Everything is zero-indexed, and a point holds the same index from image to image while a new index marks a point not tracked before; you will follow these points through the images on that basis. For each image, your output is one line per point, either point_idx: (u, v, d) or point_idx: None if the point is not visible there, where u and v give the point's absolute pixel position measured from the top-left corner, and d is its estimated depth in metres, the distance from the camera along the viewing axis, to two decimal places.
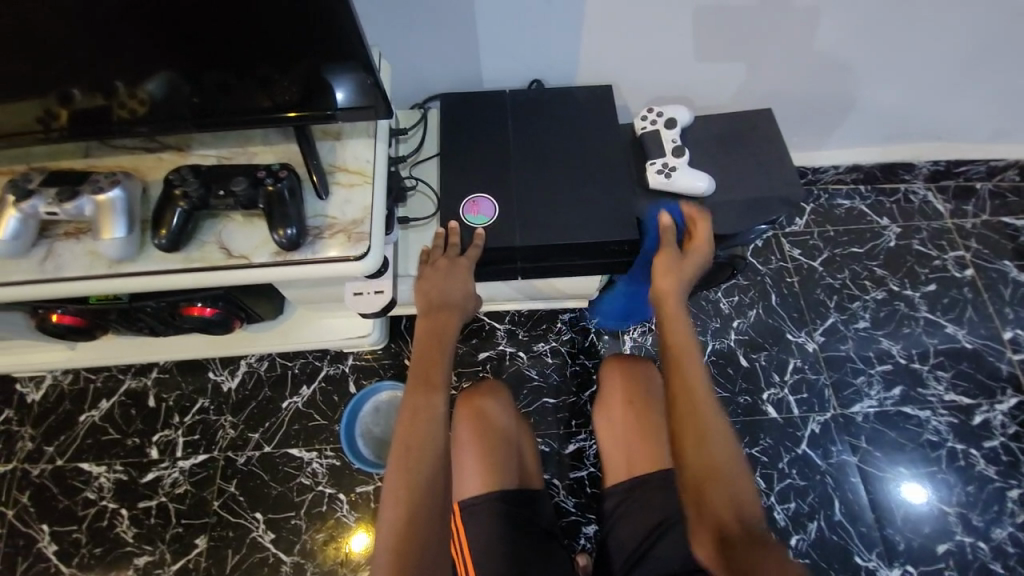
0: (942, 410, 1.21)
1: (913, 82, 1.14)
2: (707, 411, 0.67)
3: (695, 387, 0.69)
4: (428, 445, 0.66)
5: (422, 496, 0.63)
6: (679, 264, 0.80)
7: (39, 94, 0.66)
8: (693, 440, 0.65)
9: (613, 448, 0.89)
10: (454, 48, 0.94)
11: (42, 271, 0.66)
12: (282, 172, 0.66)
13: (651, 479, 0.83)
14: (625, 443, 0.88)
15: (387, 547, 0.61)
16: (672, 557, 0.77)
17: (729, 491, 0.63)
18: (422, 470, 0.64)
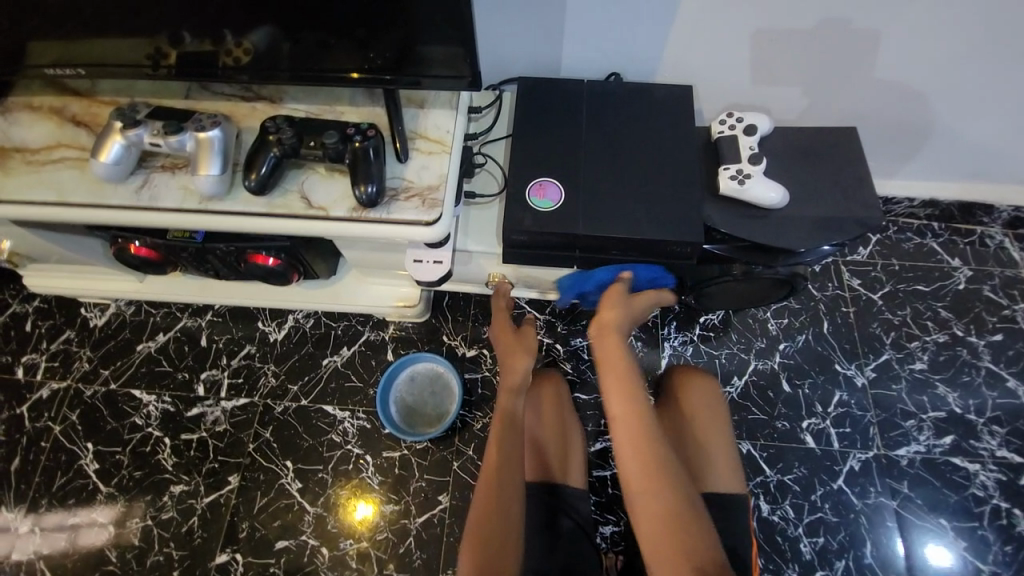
0: (993, 467, 1.14)
1: (1011, 119, 1.07)
2: (652, 454, 0.71)
3: (639, 430, 0.73)
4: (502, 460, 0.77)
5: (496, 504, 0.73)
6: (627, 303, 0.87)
7: (157, 33, 0.71)
8: (640, 486, 0.69)
9: None
10: (538, 33, 0.94)
11: (139, 199, 0.71)
12: (370, 131, 0.68)
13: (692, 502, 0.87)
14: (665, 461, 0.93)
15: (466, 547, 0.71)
16: None
17: (680, 532, 0.66)
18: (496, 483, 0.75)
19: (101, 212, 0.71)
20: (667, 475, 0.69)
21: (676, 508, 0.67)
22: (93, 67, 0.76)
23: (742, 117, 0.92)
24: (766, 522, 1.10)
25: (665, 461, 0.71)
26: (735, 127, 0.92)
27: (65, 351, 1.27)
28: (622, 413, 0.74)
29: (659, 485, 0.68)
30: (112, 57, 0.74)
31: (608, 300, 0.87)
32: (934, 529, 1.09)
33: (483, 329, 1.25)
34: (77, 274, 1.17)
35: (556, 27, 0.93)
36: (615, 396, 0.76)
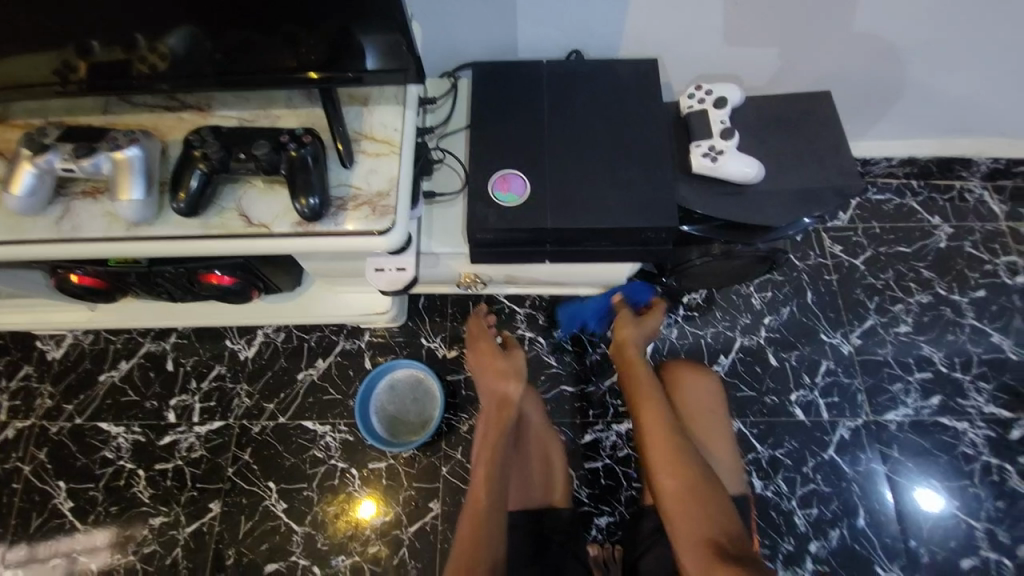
0: (980, 423, 1.14)
1: (987, 69, 1.04)
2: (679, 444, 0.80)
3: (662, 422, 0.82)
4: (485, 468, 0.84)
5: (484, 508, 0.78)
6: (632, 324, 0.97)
7: (55, 43, 0.63)
8: (669, 470, 0.77)
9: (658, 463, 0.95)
10: (489, 13, 0.88)
11: (59, 231, 0.64)
12: (306, 138, 0.62)
13: None
14: None
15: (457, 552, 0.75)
16: None
17: (706, 510, 0.74)
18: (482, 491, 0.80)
19: (19, 248, 0.65)
20: (691, 467, 0.77)
21: (701, 489, 0.76)
22: None
23: (711, 89, 0.87)
24: (759, 498, 1.10)
25: (687, 449, 0.79)
26: (704, 100, 0.87)
27: (25, 387, 1.21)
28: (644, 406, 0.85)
29: (681, 470, 0.77)
30: (10, 73, 0.66)
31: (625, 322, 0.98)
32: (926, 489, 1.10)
33: (462, 328, 1.21)
34: (24, 307, 1.10)
35: (508, 4, 0.86)
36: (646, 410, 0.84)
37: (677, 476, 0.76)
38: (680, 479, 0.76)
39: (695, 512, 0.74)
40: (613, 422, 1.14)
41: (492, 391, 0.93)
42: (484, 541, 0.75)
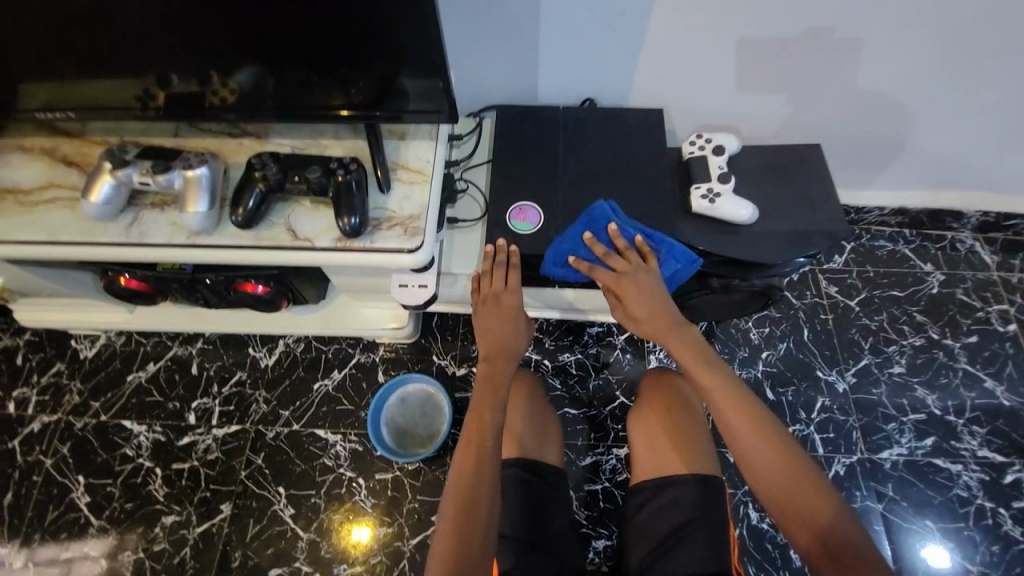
0: (974, 466, 1.17)
1: (968, 130, 1.13)
2: (770, 433, 0.72)
3: (754, 416, 0.74)
4: (481, 446, 0.74)
5: (472, 493, 0.70)
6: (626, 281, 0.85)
7: (145, 77, 0.74)
8: (760, 455, 0.71)
9: (642, 450, 0.93)
10: (514, 64, 0.99)
11: (129, 236, 0.73)
12: (352, 166, 0.70)
13: (680, 480, 0.86)
14: (653, 445, 0.92)
15: (442, 537, 0.69)
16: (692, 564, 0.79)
17: (811, 487, 0.68)
18: (479, 476, 0.72)
19: (92, 249, 0.73)
20: (779, 441, 0.72)
21: (796, 465, 0.70)
22: (83, 111, 0.79)
23: (712, 138, 0.96)
24: (755, 530, 1.11)
25: (780, 437, 0.72)
26: (706, 147, 0.96)
27: (56, 383, 1.28)
28: (722, 395, 0.76)
29: (777, 454, 0.71)
30: (101, 100, 0.77)
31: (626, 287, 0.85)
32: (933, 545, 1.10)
33: (472, 347, 1.27)
34: (68, 306, 1.19)
35: (531, 57, 0.97)
36: (740, 417, 0.74)
37: (770, 459, 0.71)
38: (749, 417, 0.74)
39: (787, 478, 0.69)
40: (613, 446, 1.18)
41: (494, 338, 0.85)
42: (482, 477, 0.72)
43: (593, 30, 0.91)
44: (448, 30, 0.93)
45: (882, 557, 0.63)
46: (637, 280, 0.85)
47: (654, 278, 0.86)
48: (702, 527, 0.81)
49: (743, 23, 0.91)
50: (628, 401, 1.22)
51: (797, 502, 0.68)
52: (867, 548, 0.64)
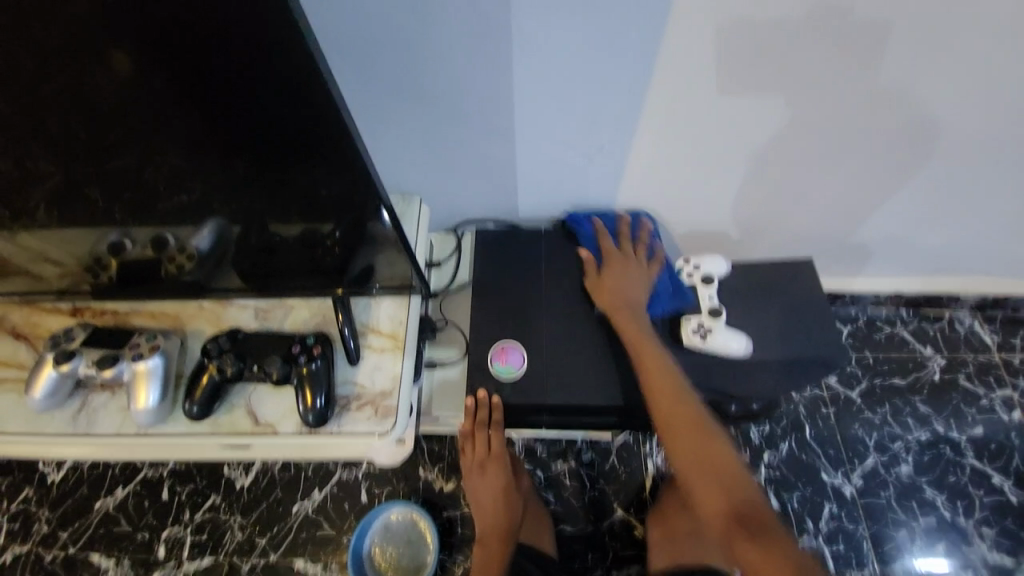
0: (991, 575, 1.11)
1: (960, 226, 1.10)
2: (701, 422, 0.76)
3: (684, 405, 0.78)
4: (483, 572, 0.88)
5: None
6: (621, 272, 0.89)
7: (95, 250, 0.69)
8: (691, 439, 0.75)
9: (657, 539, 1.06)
10: (493, 188, 0.95)
11: (75, 426, 0.67)
12: (315, 348, 0.66)
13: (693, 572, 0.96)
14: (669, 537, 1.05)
15: None
16: None
17: (733, 478, 0.72)
18: None
19: (36, 442, 0.67)
20: (709, 432, 0.76)
21: (718, 458, 0.74)
22: (32, 280, 0.74)
23: (698, 263, 0.93)
24: None
25: (708, 427, 0.77)
26: (693, 275, 0.93)
27: (21, 512, 1.19)
28: (659, 382, 0.79)
29: (705, 442, 0.75)
30: (49, 270, 0.72)
31: (613, 273, 0.89)
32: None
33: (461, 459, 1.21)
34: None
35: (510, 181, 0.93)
36: (670, 404, 0.78)
37: (696, 442, 0.75)
38: (684, 404, 0.78)
39: (711, 462, 0.73)
40: (612, 568, 1.11)
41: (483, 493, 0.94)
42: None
43: (571, 158, 0.88)
44: (423, 161, 0.89)
45: (795, 551, 0.66)
46: (630, 275, 0.90)
47: (639, 283, 0.89)
48: None
49: (726, 145, 0.88)
50: (627, 515, 1.15)
51: (723, 486, 0.71)
52: (783, 540, 0.66)
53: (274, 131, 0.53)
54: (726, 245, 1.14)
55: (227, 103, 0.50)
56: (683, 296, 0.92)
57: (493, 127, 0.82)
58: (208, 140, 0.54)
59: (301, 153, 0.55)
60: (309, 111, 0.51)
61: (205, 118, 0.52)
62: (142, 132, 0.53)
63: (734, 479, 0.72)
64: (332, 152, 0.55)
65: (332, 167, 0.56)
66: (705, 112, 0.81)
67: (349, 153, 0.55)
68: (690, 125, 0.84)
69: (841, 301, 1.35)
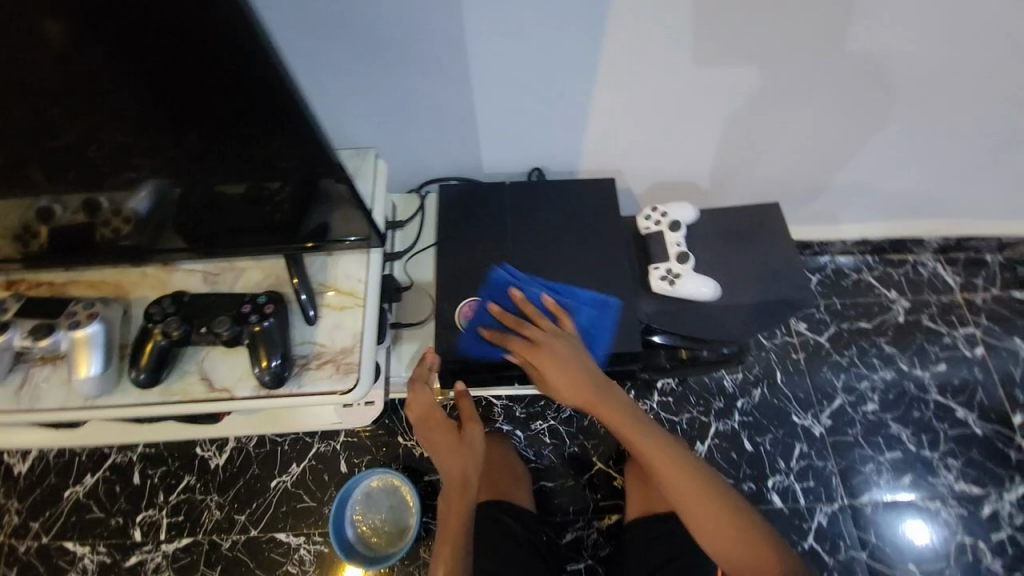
0: (952, 501, 1.17)
1: (924, 167, 1.11)
2: (677, 458, 0.79)
3: (660, 447, 0.79)
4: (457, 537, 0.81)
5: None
6: (549, 339, 0.78)
7: (17, 216, 0.63)
8: (674, 478, 0.77)
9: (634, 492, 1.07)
10: (455, 142, 0.91)
11: (17, 402, 0.64)
12: (268, 306, 0.63)
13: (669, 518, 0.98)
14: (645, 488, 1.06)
15: None
16: None
17: (718, 499, 0.76)
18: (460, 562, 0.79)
19: None
20: (688, 463, 0.78)
21: (703, 483, 0.77)
22: None
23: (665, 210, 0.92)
24: None
25: (684, 457, 0.79)
26: (661, 221, 0.92)
27: None
28: (630, 432, 0.80)
29: (687, 474, 0.77)
30: None
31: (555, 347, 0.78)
32: (927, 537, 1.14)
33: None
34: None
35: (471, 133, 0.89)
36: (650, 452, 0.79)
37: (680, 478, 0.77)
38: (656, 443, 0.80)
39: (698, 493, 0.76)
40: (594, 520, 1.13)
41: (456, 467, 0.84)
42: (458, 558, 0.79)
43: (534, 106, 0.84)
44: (377, 114, 0.84)
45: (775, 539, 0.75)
46: (562, 342, 0.78)
47: (569, 343, 0.79)
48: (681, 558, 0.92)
49: (695, 90, 0.85)
50: (606, 467, 1.17)
51: (713, 515, 0.75)
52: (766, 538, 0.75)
53: (197, 71, 0.47)
54: (696, 195, 1.13)
55: (137, 39, 0.45)
56: (606, 304, 0.85)
57: (449, 74, 0.77)
58: (123, 84, 0.48)
59: (231, 95, 0.50)
60: (233, 46, 0.45)
61: (116, 59, 0.46)
62: (47, 77, 0.48)
63: (720, 499, 0.76)
64: (265, 94, 0.49)
65: (268, 111, 0.51)
66: (673, 55, 0.78)
67: (284, 97, 0.50)
68: (659, 70, 0.80)
69: (810, 249, 1.37)
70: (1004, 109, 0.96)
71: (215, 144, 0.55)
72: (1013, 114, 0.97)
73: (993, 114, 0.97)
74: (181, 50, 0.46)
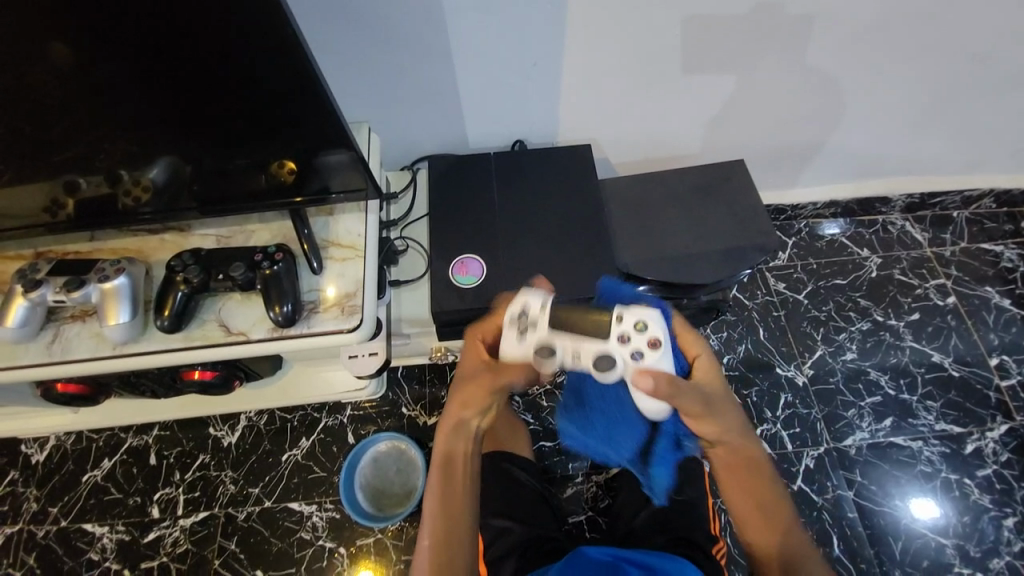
0: (933, 440, 1.22)
1: (880, 126, 1.18)
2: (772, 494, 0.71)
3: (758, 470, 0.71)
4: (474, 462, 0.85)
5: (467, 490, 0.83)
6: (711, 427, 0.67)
7: (49, 186, 0.72)
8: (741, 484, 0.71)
9: None
10: (440, 116, 0.99)
11: (50, 354, 0.75)
12: (278, 255, 0.73)
13: None
14: None
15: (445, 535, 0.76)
16: (664, 518, 0.95)
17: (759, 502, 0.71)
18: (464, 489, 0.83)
19: (26, 373, 0.75)
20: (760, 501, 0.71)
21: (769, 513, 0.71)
22: None
23: (645, 325, 0.63)
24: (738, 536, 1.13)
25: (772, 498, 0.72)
26: (631, 341, 0.62)
27: (9, 493, 1.21)
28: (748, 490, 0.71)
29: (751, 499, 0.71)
30: (7, 214, 0.75)
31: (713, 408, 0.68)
32: (933, 510, 1.16)
33: (441, 394, 1.26)
34: (23, 410, 1.17)
35: (454, 107, 0.97)
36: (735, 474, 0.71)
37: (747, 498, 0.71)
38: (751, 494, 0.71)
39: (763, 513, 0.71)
40: (591, 474, 1.18)
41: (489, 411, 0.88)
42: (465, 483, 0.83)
43: (509, 78, 0.92)
44: (365, 92, 0.92)
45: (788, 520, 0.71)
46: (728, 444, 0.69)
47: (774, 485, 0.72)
48: (671, 492, 0.98)
49: (652, 55, 0.93)
50: None
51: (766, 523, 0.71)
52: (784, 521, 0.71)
53: (203, 26, 0.56)
54: (673, 162, 1.20)
55: (148, 5, 0.54)
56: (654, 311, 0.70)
57: (429, 47, 0.85)
58: (147, 45, 0.57)
59: (232, 51, 0.58)
60: (237, 2, 0.54)
61: (143, 27, 0.56)
62: (81, 42, 0.56)
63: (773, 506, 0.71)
64: (262, 43, 0.58)
65: (266, 62, 0.60)
66: (628, 22, 0.86)
67: (284, 49, 0.58)
68: (617, 37, 0.88)
69: (784, 214, 1.43)
70: (943, 62, 1.04)
71: (224, 100, 0.64)
72: (955, 67, 1.05)
73: (935, 67, 1.04)
74: (190, 9, 0.54)
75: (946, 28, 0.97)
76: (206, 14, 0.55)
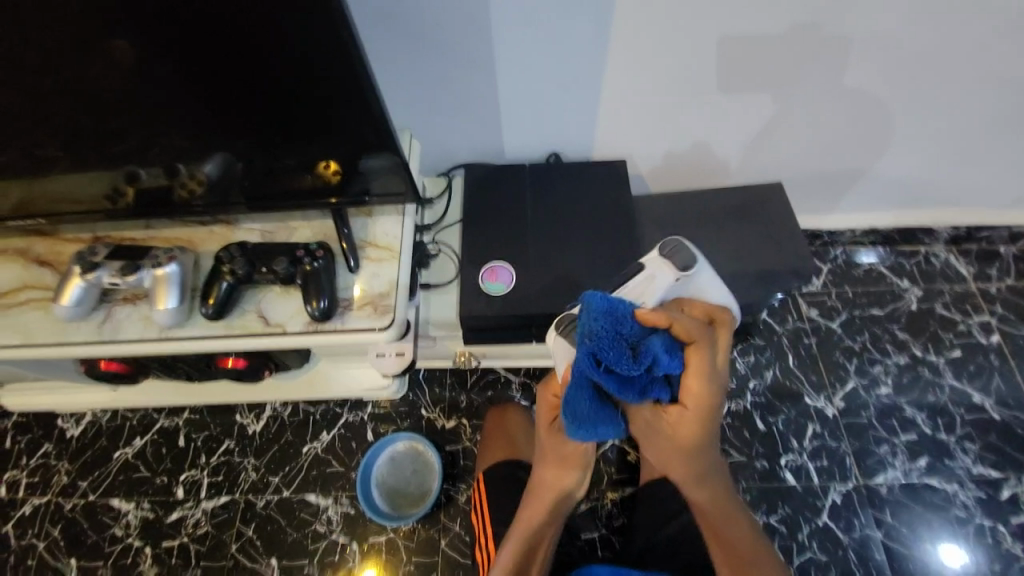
0: (970, 484, 1.16)
1: (926, 155, 1.15)
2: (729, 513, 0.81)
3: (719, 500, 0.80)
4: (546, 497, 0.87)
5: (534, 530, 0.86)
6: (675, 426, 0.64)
7: (112, 175, 0.77)
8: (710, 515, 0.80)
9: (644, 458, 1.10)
10: (479, 126, 1.01)
11: (101, 333, 0.79)
12: (318, 252, 0.76)
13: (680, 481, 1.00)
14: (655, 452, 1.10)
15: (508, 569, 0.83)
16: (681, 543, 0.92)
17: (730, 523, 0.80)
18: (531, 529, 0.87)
19: (78, 349, 0.79)
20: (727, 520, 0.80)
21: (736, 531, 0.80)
22: (60, 214, 0.83)
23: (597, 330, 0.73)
24: None
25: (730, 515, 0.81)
26: None
27: (45, 463, 1.27)
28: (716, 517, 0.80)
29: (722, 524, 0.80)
30: (73, 200, 0.81)
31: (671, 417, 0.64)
32: (962, 558, 1.10)
33: (460, 398, 1.27)
34: (66, 385, 1.23)
35: (493, 117, 0.99)
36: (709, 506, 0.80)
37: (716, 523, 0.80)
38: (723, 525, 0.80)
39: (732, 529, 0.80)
40: (608, 491, 1.16)
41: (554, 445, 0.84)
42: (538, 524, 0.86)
43: (549, 91, 0.94)
44: (408, 99, 0.95)
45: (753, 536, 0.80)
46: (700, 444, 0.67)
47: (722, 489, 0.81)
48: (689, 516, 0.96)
49: (693, 74, 0.93)
50: (620, 443, 1.21)
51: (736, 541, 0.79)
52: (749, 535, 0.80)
53: (265, 33, 0.59)
54: (707, 181, 1.19)
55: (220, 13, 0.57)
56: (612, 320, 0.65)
57: (473, 59, 0.88)
58: (213, 50, 0.61)
59: (293, 57, 0.62)
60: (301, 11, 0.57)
61: (213, 32, 0.59)
62: (156, 44, 0.61)
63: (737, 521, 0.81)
64: (317, 51, 0.61)
65: (323, 69, 0.63)
66: (670, 41, 0.87)
67: (340, 56, 0.61)
68: (658, 56, 0.89)
69: (821, 239, 1.40)
70: (995, 91, 1.00)
71: (280, 102, 0.67)
72: (1010, 96, 1.01)
73: (985, 95, 1.01)
74: (256, 17, 0.58)
75: (1002, 57, 0.94)
76: (271, 22, 0.58)
